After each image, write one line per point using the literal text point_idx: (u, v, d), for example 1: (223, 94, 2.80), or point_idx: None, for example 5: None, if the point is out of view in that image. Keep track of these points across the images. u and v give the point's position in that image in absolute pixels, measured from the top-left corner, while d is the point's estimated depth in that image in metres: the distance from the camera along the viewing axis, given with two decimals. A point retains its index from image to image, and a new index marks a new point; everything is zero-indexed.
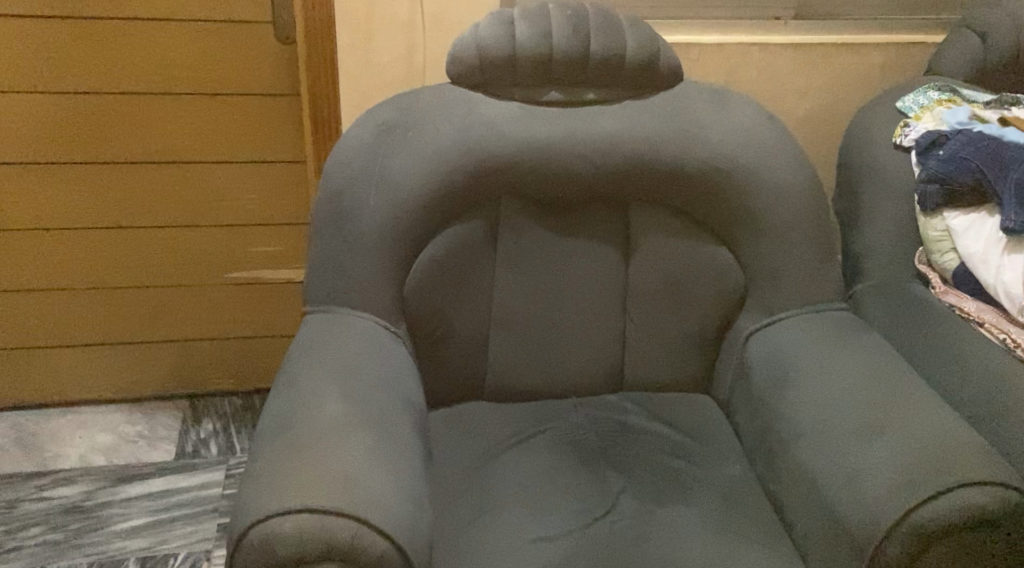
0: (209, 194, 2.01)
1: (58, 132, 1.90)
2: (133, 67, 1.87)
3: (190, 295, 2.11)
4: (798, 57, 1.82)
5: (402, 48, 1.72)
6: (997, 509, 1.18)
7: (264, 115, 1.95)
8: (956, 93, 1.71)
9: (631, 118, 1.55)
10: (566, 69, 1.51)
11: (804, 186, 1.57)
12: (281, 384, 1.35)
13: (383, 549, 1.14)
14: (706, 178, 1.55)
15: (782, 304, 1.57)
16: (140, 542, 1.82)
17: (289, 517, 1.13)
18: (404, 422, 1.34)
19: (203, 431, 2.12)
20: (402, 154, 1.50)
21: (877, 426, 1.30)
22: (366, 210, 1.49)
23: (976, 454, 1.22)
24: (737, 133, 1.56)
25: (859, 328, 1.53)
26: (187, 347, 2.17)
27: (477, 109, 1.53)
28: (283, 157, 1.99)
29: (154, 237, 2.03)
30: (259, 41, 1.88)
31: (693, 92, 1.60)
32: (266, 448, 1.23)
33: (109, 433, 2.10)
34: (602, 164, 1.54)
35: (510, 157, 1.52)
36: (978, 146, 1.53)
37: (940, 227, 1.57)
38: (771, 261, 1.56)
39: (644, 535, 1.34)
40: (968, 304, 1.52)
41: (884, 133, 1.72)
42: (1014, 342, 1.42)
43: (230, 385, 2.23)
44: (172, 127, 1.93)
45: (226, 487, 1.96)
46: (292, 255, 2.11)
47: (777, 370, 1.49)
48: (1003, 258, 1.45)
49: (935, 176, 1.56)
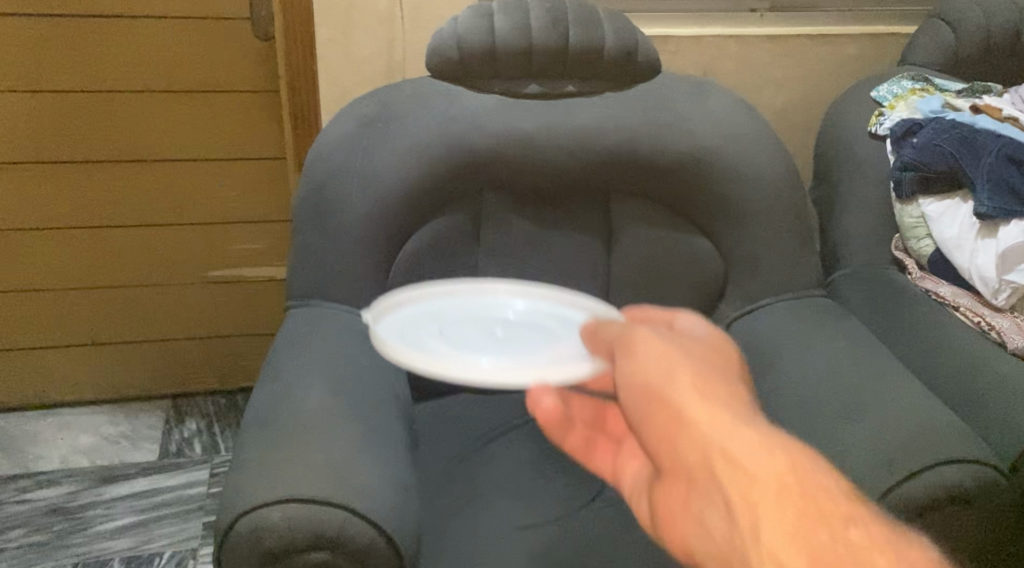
0: (187, 194, 2.00)
1: (37, 134, 1.89)
2: (111, 66, 1.86)
3: (172, 296, 2.11)
4: (775, 48, 1.85)
5: (382, 42, 1.73)
6: (974, 485, 1.21)
7: (243, 112, 1.95)
8: (929, 82, 1.74)
9: (610, 109, 1.56)
10: (543, 60, 1.52)
11: (782, 175, 1.59)
12: (265, 378, 1.36)
13: (372, 536, 1.15)
14: (687, 168, 1.56)
15: (761, 292, 1.59)
16: (125, 542, 1.82)
17: (277, 506, 1.14)
18: (389, 415, 1.35)
19: (187, 431, 2.12)
20: (382, 148, 1.51)
21: (857, 409, 1.32)
22: (347, 203, 1.50)
23: (953, 434, 1.25)
24: (716, 123, 1.58)
25: (836, 315, 1.54)
26: (168, 348, 2.16)
27: (458, 101, 1.54)
28: (264, 154, 2.00)
29: (134, 237, 2.03)
30: (235, 39, 1.88)
31: (672, 84, 1.62)
32: (251, 442, 1.23)
33: (91, 435, 2.09)
34: (583, 156, 1.55)
35: (491, 148, 1.52)
36: (950, 133, 1.56)
37: (915, 214, 1.60)
38: (751, 249, 1.58)
39: (629, 522, 1.35)
40: (944, 289, 1.56)
41: (860, 123, 1.74)
42: (987, 325, 1.46)
43: (215, 385, 2.23)
44: (151, 126, 1.93)
45: (212, 485, 1.96)
46: (273, 252, 2.11)
47: (759, 356, 1.51)
48: (977, 243, 1.50)
49: (909, 164, 1.59)
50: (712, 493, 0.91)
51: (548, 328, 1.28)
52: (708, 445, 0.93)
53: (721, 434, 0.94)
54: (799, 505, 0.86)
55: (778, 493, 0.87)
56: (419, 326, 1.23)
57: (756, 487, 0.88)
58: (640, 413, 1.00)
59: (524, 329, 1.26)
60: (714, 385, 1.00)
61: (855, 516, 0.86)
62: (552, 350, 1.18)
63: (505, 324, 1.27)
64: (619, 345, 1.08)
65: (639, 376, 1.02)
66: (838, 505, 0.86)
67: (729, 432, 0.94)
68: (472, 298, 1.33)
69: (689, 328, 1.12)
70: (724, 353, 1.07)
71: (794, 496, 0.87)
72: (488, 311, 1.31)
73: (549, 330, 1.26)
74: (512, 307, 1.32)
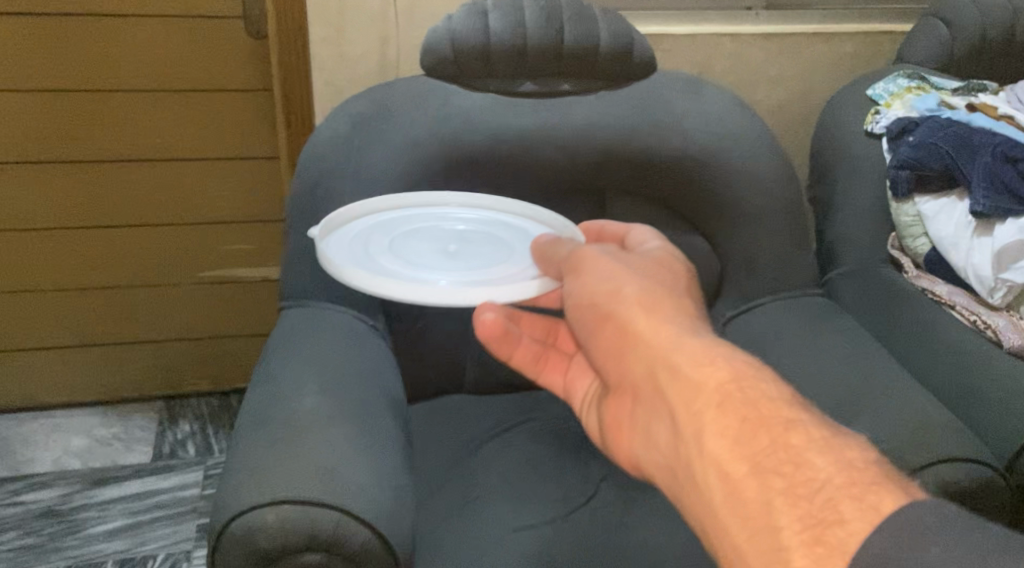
0: (180, 194, 1.99)
1: (27, 133, 1.88)
2: (102, 66, 1.85)
3: (165, 297, 2.10)
4: (770, 47, 1.84)
5: (375, 40, 1.72)
6: (971, 483, 1.20)
7: (235, 111, 1.94)
8: (925, 80, 1.74)
9: (606, 108, 1.55)
10: (538, 58, 1.52)
11: (777, 174, 1.59)
12: (258, 378, 1.35)
13: (367, 538, 1.14)
14: (682, 167, 1.55)
15: (758, 291, 1.59)
16: (118, 544, 1.81)
17: (271, 508, 1.13)
18: (384, 416, 1.34)
19: (181, 432, 2.10)
20: (376, 147, 1.50)
21: (854, 408, 1.32)
22: (341, 202, 1.49)
23: (950, 433, 1.24)
24: (711, 121, 1.58)
25: (833, 314, 1.54)
26: (161, 349, 2.15)
27: (452, 99, 1.53)
28: (256, 153, 1.98)
29: (126, 237, 2.01)
30: (227, 38, 1.86)
31: (668, 82, 1.61)
32: (245, 443, 1.22)
33: (84, 437, 2.08)
34: (579, 155, 1.54)
35: (486, 147, 1.52)
36: (945, 132, 1.56)
37: (911, 213, 1.59)
38: (747, 248, 1.58)
39: (626, 522, 1.35)
40: (940, 287, 1.55)
41: (855, 122, 1.74)
42: (983, 323, 1.46)
43: (208, 386, 2.22)
44: (142, 126, 1.91)
45: (205, 487, 1.95)
46: (266, 253, 2.10)
47: (755, 356, 1.50)
48: (973, 241, 1.49)
49: (905, 162, 1.57)
50: (659, 407, 0.97)
51: (500, 240, 1.37)
52: (654, 357, 1.00)
53: (664, 346, 1.00)
54: (740, 407, 0.92)
55: (716, 401, 0.93)
56: (372, 241, 1.32)
57: (701, 397, 0.94)
58: (593, 334, 1.07)
59: (473, 243, 1.35)
60: (663, 302, 1.05)
61: (790, 416, 0.90)
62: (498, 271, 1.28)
63: (458, 238, 1.36)
64: (569, 262, 1.15)
65: (585, 294, 1.09)
66: (778, 410, 0.91)
67: (669, 342, 1.00)
68: (424, 212, 1.41)
69: (638, 243, 1.19)
70: (673, 264, 1.13)
71: (734, 398, 0.92)
72: (440, 224, 1.39)
73: (497, 242, 1.36)
74: (464, 221, 1.41)
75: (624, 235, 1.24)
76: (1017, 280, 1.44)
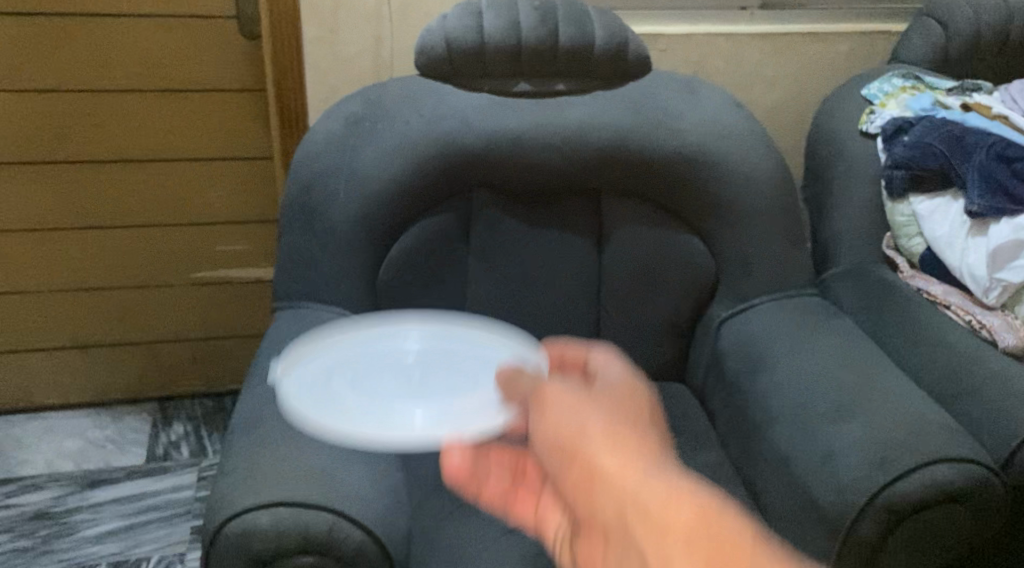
0: (173, 194, 1.98)
1: (19, 133, 1.87)
2: (94, 66, 1.84)
3: (158, 298, 2.09)
4: (765, 46, 1.84)
5: (370, 40, 1.71)
6: (967, 484, 1.20)
7: (229, 111, 1.93)
8: (920, 80, 1.74)
9: (601, 108, 1.55)
10: (533, 58, 1.51)
11: (772, 174, 1.59)
12: (253, 380, 1.34)
13: (362, 540, 1.14)
14: (678, 167, 1.55)
15: (754, 292, 1.58)
16: (111, 547, 1.80)
17: (265, 511, 1.12)
18: None
19: (175, 434, 2.10)
20: (370, 147, 1.49)
21: (850, 408, 1.32)
22: (335, 203, 1.48)
23: (946, 433, 1.24)
24: (706, 121, 1.57)
25: (828, 314, 1.54)
26: (154, 351, 2.14)
27: (447, 99, 1.53)
28: (249, 154, 1.98)
29: (119, 238, 2.00)
30: (220, 37, 1.86)
31: (662, 83, 1.61)
32: (239, 445, 1.22)
33: (77, 439, 2.07)
34: (574, 155, 1.53)
35: (480, 148, 1.51)
36: (940, 131, 1.56)
37: (906, 213, 1.60)
38: (742, 248, 1.57)
39: None
40: (935, 287, 1.55)
41: (850, 121, 1.73)
42: (978, 323, 1.45)
43: (202, 388, 2.21)
44: (135, 126, 1.90)
45: (199, 489, 1.94)
46: (260, 254, 2.09)
47: (750, 355, 1.50)
48: (968, 241, 1.49)
49: (900, 162, 1.58)
50: (630, 554, 0.81)
51: (459, 365, 1.16)
52: (622, 492, 0.84)
53: (632, 483, 0.85)
54: (709, 548, 0.77)
55: (686, 541, 0.78)
56: (325, 381, 1.10)
57: (668, 538, 0.79)
58: (556, 472, 0.92)
59: (435, 368, 1.15)
60: (629, 436, 0.91)
61: (763, 555, 0.76)
62: (472, 395, 1.08)
63: (414, 369, 1.14)
64: (530, 395, 1.02)
65: (549, 431, 0.94)
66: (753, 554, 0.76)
67: (635, 482, 0.85)
68: (370, 337, 1.20)
69: (597, 369, 1.07)
70: (636, 400, 1.01)
71: (702, 534, 0.78)
72: (390, 355, 1.17)
73: (459, 369, 1.15)
74: (416, 346, 1.19)
75: (584, 360, 1.10)
76: (1012, 279, 1.43)
